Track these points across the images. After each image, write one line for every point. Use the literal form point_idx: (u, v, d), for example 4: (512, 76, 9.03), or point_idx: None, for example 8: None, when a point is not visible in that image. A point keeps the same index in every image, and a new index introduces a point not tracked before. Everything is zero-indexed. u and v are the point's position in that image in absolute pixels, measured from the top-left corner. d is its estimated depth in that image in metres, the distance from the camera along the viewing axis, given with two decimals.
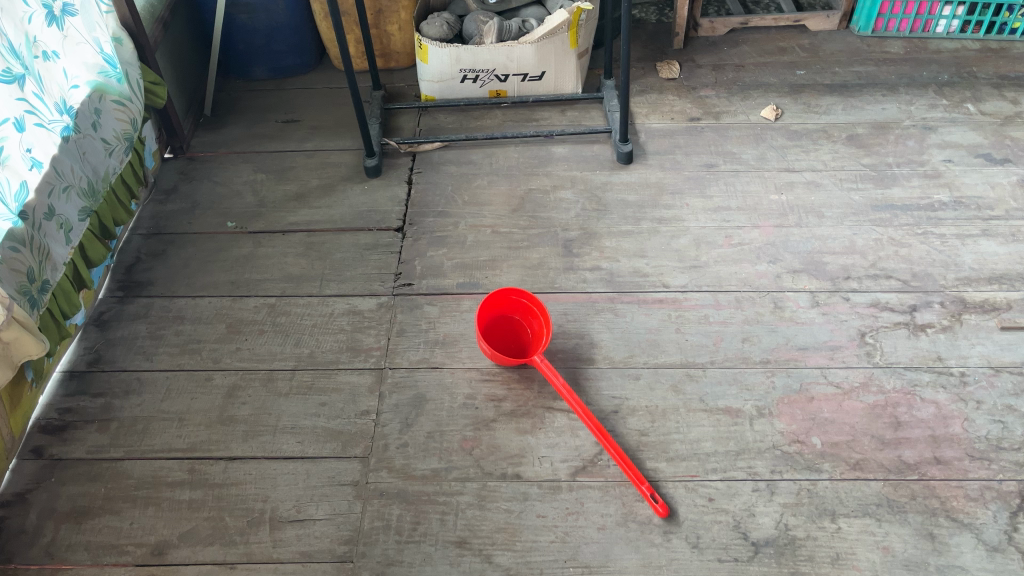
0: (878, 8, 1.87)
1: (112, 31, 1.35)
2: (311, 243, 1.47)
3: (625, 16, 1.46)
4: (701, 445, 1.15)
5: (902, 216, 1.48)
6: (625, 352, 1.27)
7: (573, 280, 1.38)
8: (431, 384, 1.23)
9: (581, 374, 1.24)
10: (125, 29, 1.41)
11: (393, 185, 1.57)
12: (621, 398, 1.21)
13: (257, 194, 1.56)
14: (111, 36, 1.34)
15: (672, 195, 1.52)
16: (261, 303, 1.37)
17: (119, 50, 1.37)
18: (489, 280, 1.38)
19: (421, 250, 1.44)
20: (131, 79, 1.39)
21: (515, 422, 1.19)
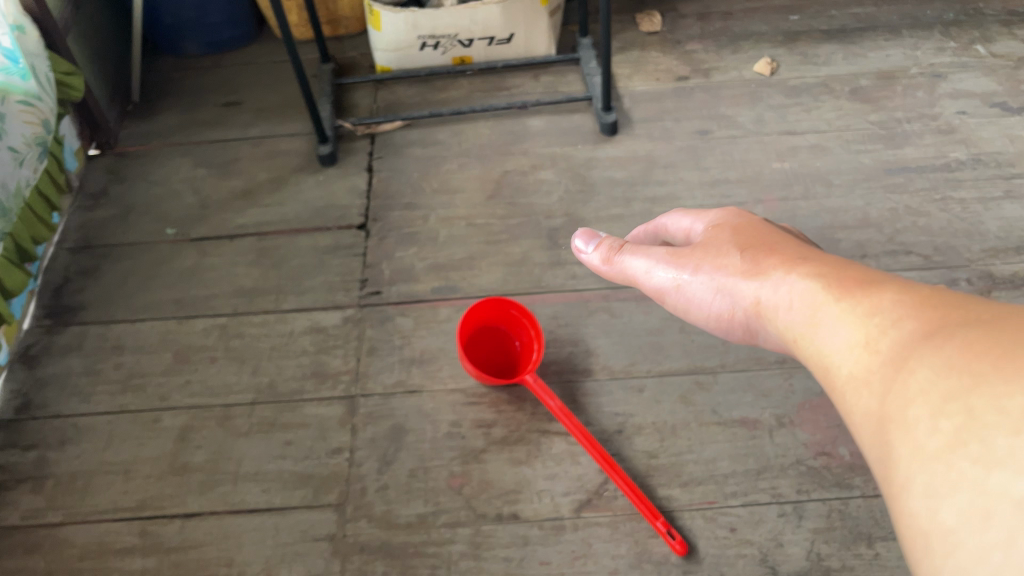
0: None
1: (12, 19, 1.13)
2: (264, 249, 1.30)
3: None
4: (718, 465, 1.03)
5: (917, 180, 1.34)
6: (626, 359, 1.13)
7: (562, 277, 1.23)
8: (410, 412, 1.09)
9: (578, 390, 1.11)
10: (28, 16, 1.20)
11: (351, 174, 1.40)
12: (625, 415, 1.08)
13: (200, 194, 1.39)
14: (11, 26, 1.13)
15: (664, 169, 1.37)
16: (211, 324, 1.21)
17: (22, 41, 1.16)
18: (467, 282, 1.23)
19: (388, 251, 1.28)
20: (37, 73, 1.20)
21: (508, 452, 1.05)
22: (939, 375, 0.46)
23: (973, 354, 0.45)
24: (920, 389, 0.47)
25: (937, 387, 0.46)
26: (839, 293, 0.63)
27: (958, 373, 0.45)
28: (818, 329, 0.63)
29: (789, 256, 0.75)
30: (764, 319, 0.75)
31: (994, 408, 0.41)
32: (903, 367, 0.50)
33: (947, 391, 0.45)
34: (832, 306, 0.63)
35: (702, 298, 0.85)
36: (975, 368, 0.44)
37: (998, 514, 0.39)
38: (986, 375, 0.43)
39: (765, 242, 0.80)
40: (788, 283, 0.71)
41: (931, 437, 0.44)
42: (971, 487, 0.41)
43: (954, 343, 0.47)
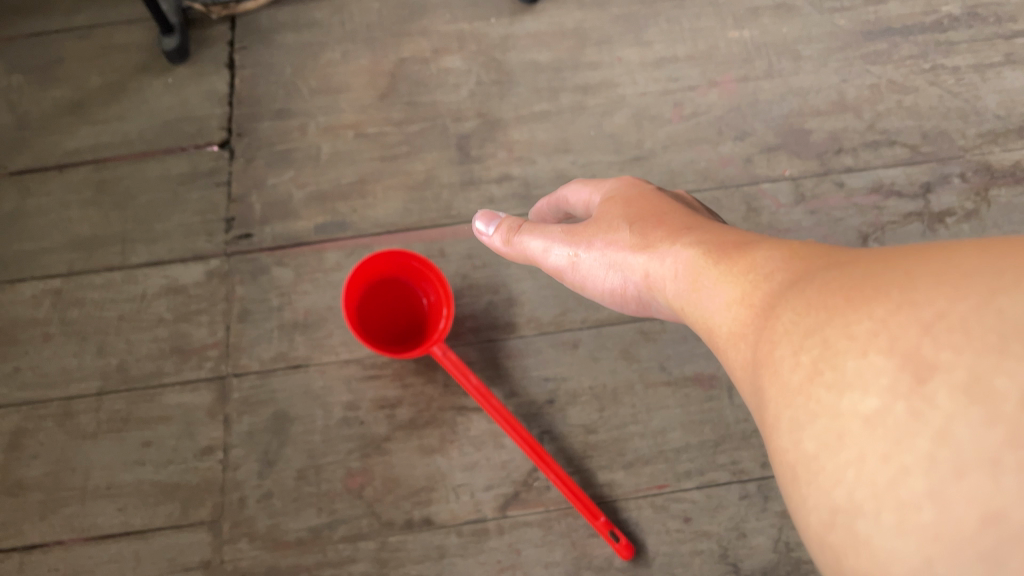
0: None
1: None
2: (102, 183, 1.04)
3: None
4: (668, 437, 0.86)
5: (904, 45, 1.10)
6: (556, 308, 0.92)
7: (476, 201, 1.01)
8: (296, 394, 0.89)
9: (500, 352, 0.91)
10: None
11: (207, 72, 1.11)
12: (556, 381, 0.89)
13: (14, 109, 1.09)
14: None
15: (597, 46, 1.11)
16: (42, 289, 0.97)
17: None
18: (359, 215, 1.00)
19: (258, 176, 1.04)
20: None
21: (417, 438, 0.86)
22: (807, 307, 0.39)
23: (838, 284, 0.38)
24: (786, 329, 0.40)
25: (804, 322, 0.39)
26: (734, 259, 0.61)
27: (819, 302, 0.38)
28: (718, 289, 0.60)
29: (661, 223, 0.75)
30: (657, 291, 0.71)
31: (849, 329, 0.35)
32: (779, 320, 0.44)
33: (811, 322, 0.38)
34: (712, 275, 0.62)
35: (589, 267, 0.82)
36: (838, 295, 0.37)
37: (852, 435, 0.32)
38: (847, 298, 0.37)
39: (631, 208, 0.80)
40: (666, 253, 0.70)
41: (792, 371, 0.37)
42: (826, 414, 0.34)
43: (824, 276, 0.41)
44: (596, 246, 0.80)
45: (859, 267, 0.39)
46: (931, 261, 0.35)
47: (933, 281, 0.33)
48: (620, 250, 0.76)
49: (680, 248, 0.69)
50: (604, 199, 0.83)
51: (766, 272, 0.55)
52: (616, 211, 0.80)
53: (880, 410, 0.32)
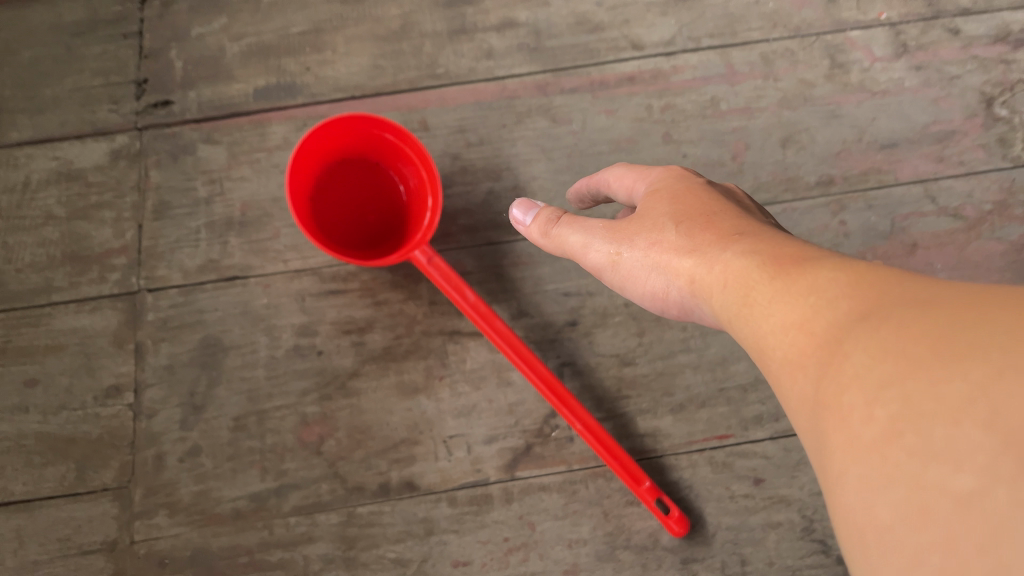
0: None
1: None
2: None
3: None
4: (729, 371, 0.65)
5: None
6: None
7: (469, 56, 0.74)
8: (232, 316, 0.67)
9: (504, 258, 0.68)
10: None
11: None
12: (580, 296, 0.67)
13: None
14: None
15: None
16: None
17: None
18: (313, 74, 0.75)
19: (180, 26, 0.76)
20: None
21: (395, 374, 0.65)
22: (868, 347, 0.28)
23: (912, 319, 0.27)
24: (847, 371, 0.28)
25: (862, 358, 0.28)
26: (784, 263, 0.38)
27: (890, 342, 0.27)
28: (762, 310, 0.37)
29: (717, 217, 0.48)
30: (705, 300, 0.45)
31: (936, 388, 0.25)
32: (840, 367, 0.29)
33: (875, 367, 0.27)
34: (770, 284, 0.37)
35: (634, 276, 0.51)
36: (912, 335, 0.27)
37: (936, 515, 0.23)
38: (924, 350, 0.26)
39: (698, 197, 0.51)
40: (715, 256, 0.44)
41: (861, 429, 0.27)
42: (905, 483, 0.24)
43: (892, 305, 0.29)
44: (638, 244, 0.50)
45: (938, 299, 0.28)
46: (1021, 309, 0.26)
47: None
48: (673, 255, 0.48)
49: (737, 250, 0.43)
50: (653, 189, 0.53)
51: (828, 291, 0.33)
52: (680, 203, 0.50)
53: (977, 491, 0.22)
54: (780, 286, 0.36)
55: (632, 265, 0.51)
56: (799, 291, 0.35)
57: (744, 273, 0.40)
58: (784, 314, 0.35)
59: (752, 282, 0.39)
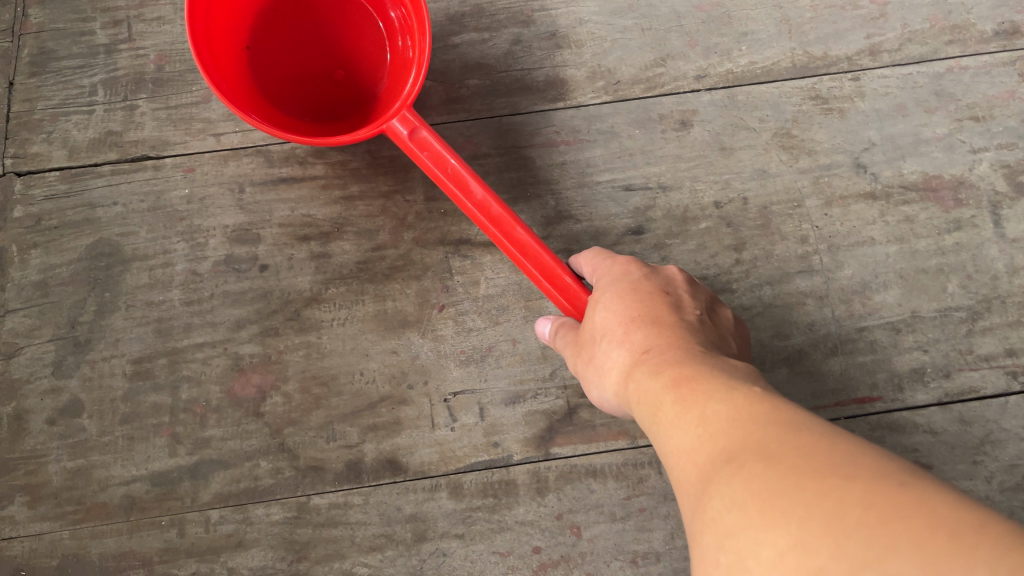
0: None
1: None
2: None
3: None
4: (872, 304, 0.44)
5: None
6: (647, 54, 0.48)
7: None
8: (136, 214, 0.46)
9: (537, 137, 0.47)
10: None
11: None
12: (648, 193, 0.46)
13: None
14: None
15: None
16: None
17: None
18: None
19: None
20: None
21: (375, 302, 0.44)
22: (728, 493, 0.21)
23: (775, 463, 0.21)
24: (710, 510, 0.22)
25: (719, 504, 0.22)
26: (688, 374, 0.28)
27: (745, 492, 0.21)
28: (658, 435, 0.27)
29: (653, 313, 0.33)
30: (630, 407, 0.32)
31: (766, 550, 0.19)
32: (703, 501, 0.22)
33: (726, 521, 0.21)
34: (665, 396, 0.28)
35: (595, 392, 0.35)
36: (767, 492, 0.20)
37: None
38: (767, 510, 0.20)
39: (652, 291, 0.35)
40: (637, 364, 0.31)
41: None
42: None
43: (765, 436, 0.22)
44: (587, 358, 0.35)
45: (811, 439, 0.22)
46: (877, 478, 0.19)
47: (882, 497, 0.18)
48: (612, 368, 0.33)
49: (654, 349, 0.31)
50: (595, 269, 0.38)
51: (716, 421, 0.25)
52: (624, 301, 0.34)
53: None
54: (666, 397, 0.28)
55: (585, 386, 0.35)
56: (685, 411, 0.26)
57: (638, 372, 0.30)
58: (671, 443, 0.26)
59: (646, 387, 0.29)
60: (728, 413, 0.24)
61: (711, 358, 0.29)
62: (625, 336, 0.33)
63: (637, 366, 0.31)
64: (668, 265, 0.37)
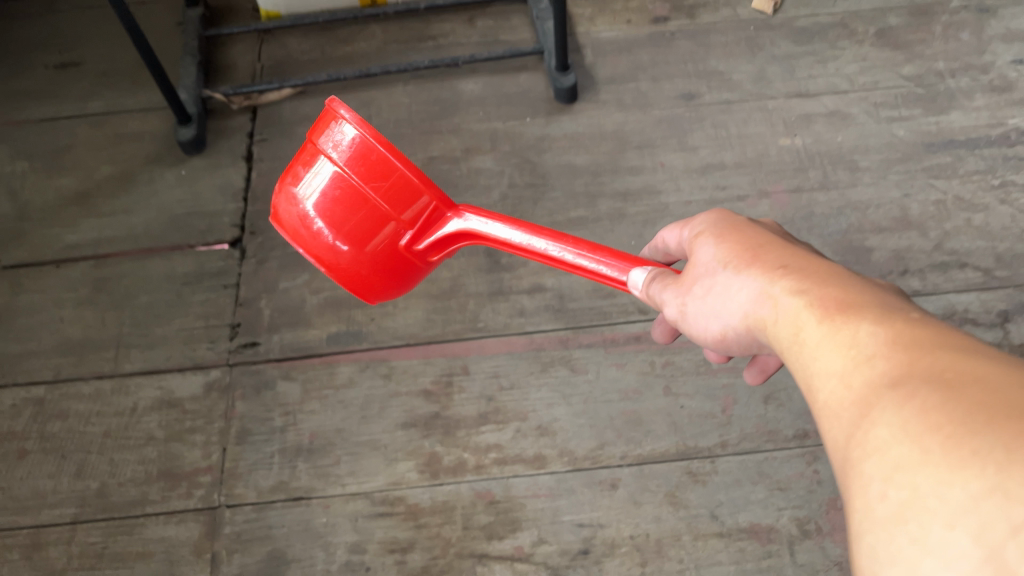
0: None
1: None
2: (101, 280, 0.96)
3: None
4: None
5: (969, 160, 1.04)
6: (592, 440, 0.84)
7: (504, 313, 0.92)
8: (296, 531, 0.79)
9: (529, 490, 0.81)
10: None
11: (224, 166, 1.06)
12: (592, 528, 0.79)
13: (16, 198, 1.04)
14: None
15: (638, 150, 1.06)
16: (23, 398, 0.88)
17: None
18: (378, 326, 0.92)
19: (271, 279, 0.96)
20: None
21: None
22: (894, 412, 0.31)
23: (946, 395, 0.29)
24: (873, 438, 0.31)
25: (882, 432, 0.30)
26: (826, 304, 0.38)
27: (912, 421, 0.29)
28: (804, 354, 0.38)
29: (772, 255, 0.45)
30: (759, 331, 0.44)
31: (940, 480, 0.27)
32: (870, 414, 0.32)
33: (896, 452, 0.29)
34: (810, 320, 0.39)
35: (705, 326, 0.48)
36: (933, 425, 0.29)
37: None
38: (947, 444, 0.28)
39: (768, 239, 0.47)
40: (765, 289, 0.43)
41: (873, 503, 0.29)
42: (893, 522, 0.28)
43: (927, 363, 0.32)
44: (702, 293, 0.48)
45: (971, 369, 0.30)
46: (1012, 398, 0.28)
47: (1012, 430, 0.27)
48: (740, 299, 0.45)
49: (778, 275, 0.43)
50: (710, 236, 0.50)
51: (868, 346, 0.35)
52: (733, 244, 0.48)
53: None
54: (814, 327, 0.38)
55: (694, 320, 0.49)
56: (835, 336, 0.36)
57: (774, 292, 0.42)
58: (819, 363, 0.36)
59: (786, 310, 0.41)
60: (869, 339, 0.35)
61: (846, 283, 0.40)
62: (758, 277, 0.44)
63: (768, 286, 0.43)
64: (767, 223, 0.53)
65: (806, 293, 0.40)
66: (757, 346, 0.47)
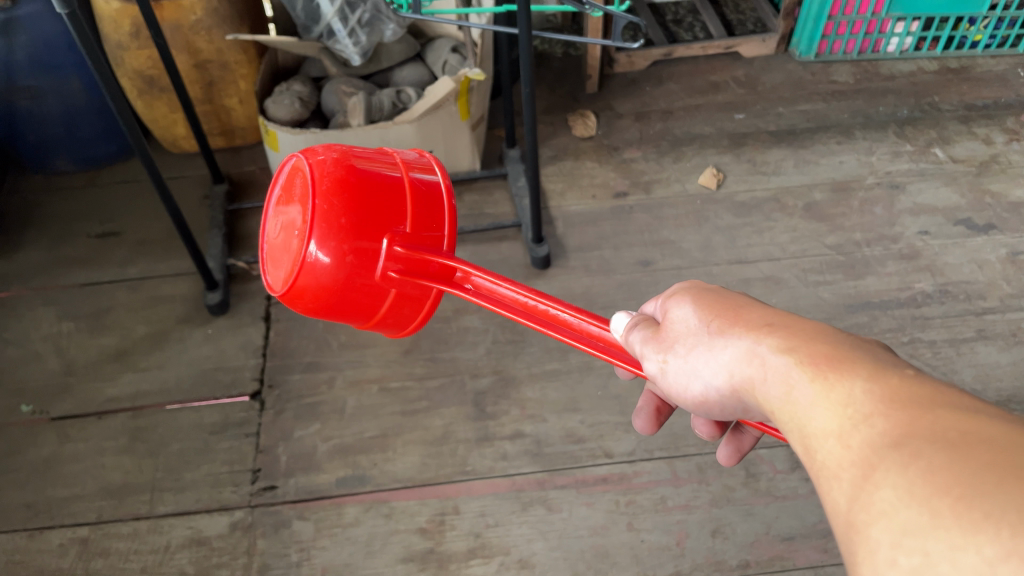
0: (828, 10, 1.61)
1: None
2: (137, 429, 1.11)
3: (528, 117, 1.12)
4: None
5: (883, 319, 1.23)
6: (566, 571, 0.97)
7: (489, 457, 1.07)
8: None
9: None
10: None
11: (245, 326, 1.23)
12: None
13: (64, 356, 1.19)
14: None
15: (603, 310, 1.24)
16: (69, 538, 1.00)
17: None
18: (380, 470, 1.06)
19: (287, 428, 1.10)
20: None
21: None
22: (898, 474, 0.30)
23: (953, 456, 0.29)
24: (878, 500, 0.30)
25: (889, 495, 0.30)
26: (814, 362, 0.38)
27: (918, 482, 0.29)
28: (798, 415, 0.37)
29: (759, 316, 0.44)
30: (747, 393, 0.43)
31: (953, 545, 0.26)
32: (874, 477, 0.31)
33: (904, 517, 0.29)
34: (802, 379, 0.38)
35: (690, 384, 0.47)
36: (940, 486, 0.28)
37: None
38: (957, 505, 0.27)
39: (749, 302, 0.46)
40: (750, 349, 0.42)
41: (884, 569, 0.29)
42: None
43: (928, 423, 0.31)
44: (687, 351, 0.46)
45: (975, 428, 0.30)
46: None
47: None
48: (726, 360, 0.43)
49: (763, 332, 0.42)
50: (693, 297, 0.49)
51: (865, 405, 0.34)
52: (717, 305, 0.47)
53: None
54: (806, 385, 0.37)
55: (678, 382, 0.48)
56: (829, 396, 0.36)
57: (760, 351, 0.41)
58: (815, 424, 0.36)
59: (774, 370, 0.40)
60: (869, 396, 0.34)
61: (833, 339, 0.39)
62: (747, 338, 0.42)
63: (753, 346, 0.42)
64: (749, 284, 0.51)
65: (791, 350, 0.40)
66: (742, 410, 0.46)
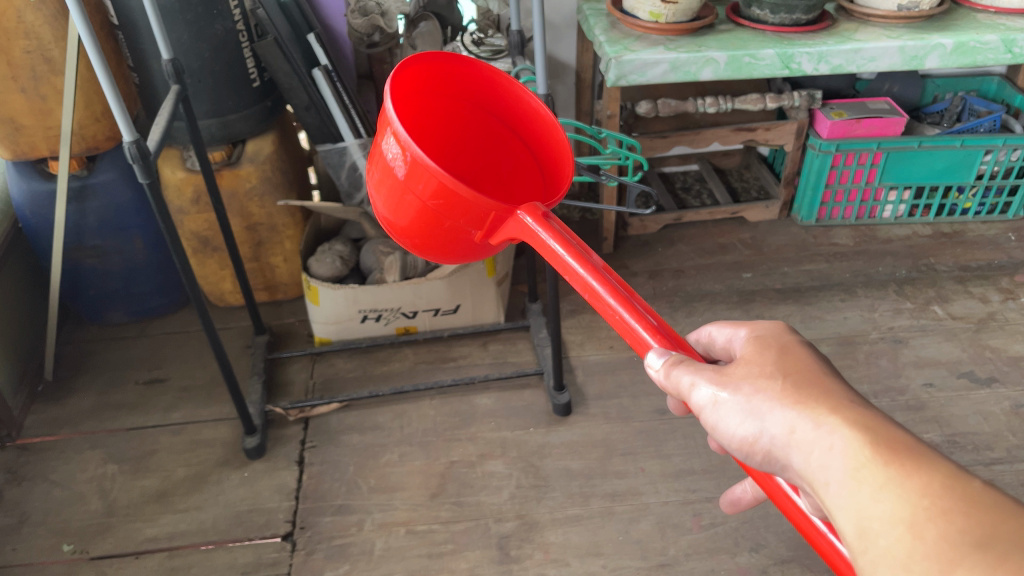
0: (825, 179, 1.74)
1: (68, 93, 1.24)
2: (173, 568, 1.14)
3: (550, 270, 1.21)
4: None
5: None
6: None
7: None
8: None
9: None
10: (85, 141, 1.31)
11: (280, 468, 1.29)
12: None
13: (106, 497, 1.25)
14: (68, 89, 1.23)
15: (623, 457, 1.29)
16: None
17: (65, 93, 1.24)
18: None
19: (317, 568, 1.14)
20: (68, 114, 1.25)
21: None
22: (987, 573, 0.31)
23: None
24: None
25: None
26: (893, 441, 0.38)
27: None
28: (861, 487, 0.37)
29: (832, 384, 0.43)
30: (796, 454, 0.42)
31: None
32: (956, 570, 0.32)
33: None
34: (873, 457, 0.38)
35: (723, 433, 0.46)
36: None
37: None
38: None
39: (817, 361, 0.45)
40: (819, 412, 0.41)
41: None
42: None
43: (1012, 528, 0.33)
44: (747, 393, 0.45)
45: None
46: None
47: None
48: (790, 415, 0.42)
49: (839, 401, 0.41)
50: (757, 348, 0.48)
51: (943, 499, 0.35)
52: (791, 360, 0.46)
53: None
54: (878, 460, 0.37)
55: (717, 423, 0.46)
56: (907, 478, 0.36)
57: (835, 419, 0.40)
58: (884, 503, 0.36)
59: (844, 437, 0.39)
60: (954, 492, 0.35)
61: (905, 430, 0.39)
62: (818, 403, 0.42)
63: (828, 408, 0.41)
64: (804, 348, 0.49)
65: (868, 426, 0.39)
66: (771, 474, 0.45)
